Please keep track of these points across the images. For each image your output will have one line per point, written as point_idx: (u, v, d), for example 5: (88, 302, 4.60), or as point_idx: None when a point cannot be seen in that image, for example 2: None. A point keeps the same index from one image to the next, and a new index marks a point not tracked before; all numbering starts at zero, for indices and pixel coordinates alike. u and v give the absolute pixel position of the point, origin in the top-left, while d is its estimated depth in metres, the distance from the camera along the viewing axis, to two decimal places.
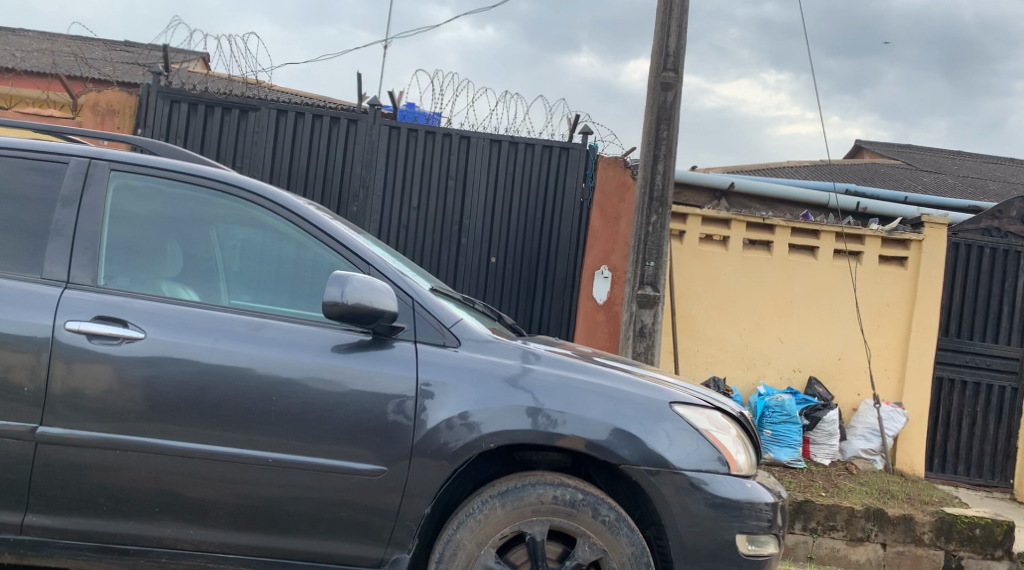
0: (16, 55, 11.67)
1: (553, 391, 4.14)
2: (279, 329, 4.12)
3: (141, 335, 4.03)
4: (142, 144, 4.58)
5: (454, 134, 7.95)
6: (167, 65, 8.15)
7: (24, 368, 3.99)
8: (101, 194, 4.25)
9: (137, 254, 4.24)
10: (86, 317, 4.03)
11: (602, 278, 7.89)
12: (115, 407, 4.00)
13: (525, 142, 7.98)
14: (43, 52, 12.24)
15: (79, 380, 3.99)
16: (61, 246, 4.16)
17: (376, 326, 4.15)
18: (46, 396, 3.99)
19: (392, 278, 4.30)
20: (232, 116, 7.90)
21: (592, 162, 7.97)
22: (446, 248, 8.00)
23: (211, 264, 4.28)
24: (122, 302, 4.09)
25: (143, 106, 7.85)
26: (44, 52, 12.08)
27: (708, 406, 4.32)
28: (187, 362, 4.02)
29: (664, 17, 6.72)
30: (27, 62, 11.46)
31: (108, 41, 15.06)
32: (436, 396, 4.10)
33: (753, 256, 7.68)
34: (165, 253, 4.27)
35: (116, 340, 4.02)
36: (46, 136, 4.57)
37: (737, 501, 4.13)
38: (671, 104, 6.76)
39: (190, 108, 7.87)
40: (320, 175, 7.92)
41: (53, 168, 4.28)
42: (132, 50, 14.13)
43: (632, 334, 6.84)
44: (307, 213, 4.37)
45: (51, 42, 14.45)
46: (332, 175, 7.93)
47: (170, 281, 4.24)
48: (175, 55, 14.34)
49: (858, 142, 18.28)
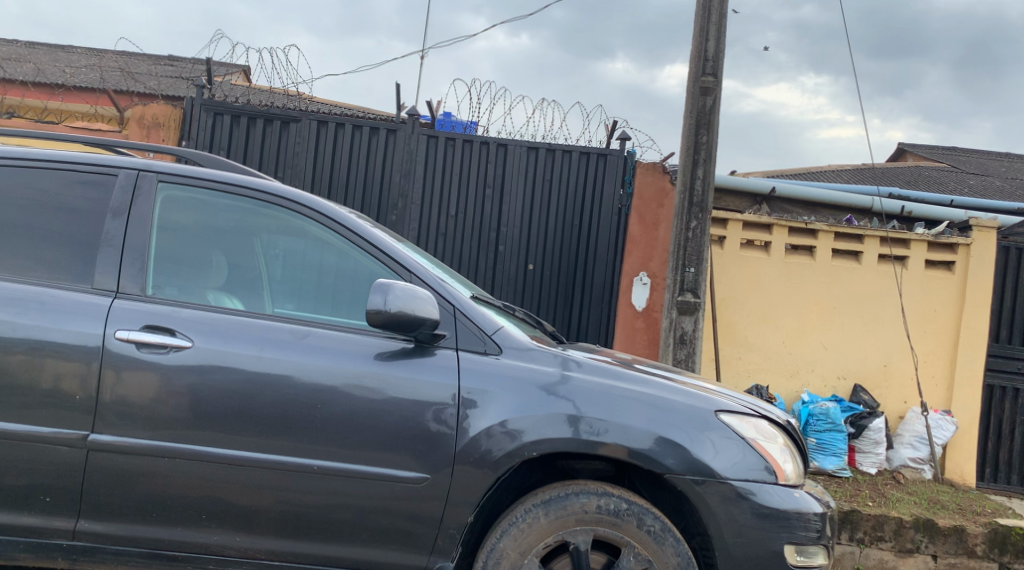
0: (65, 71, 11.89)
1: (597, 399, 4.13)
2: (323, 337, 4.15)
3: (188, 344, 4.08)
4: (187, 155, 4.63)
5: (491, 142, 7.98)
6: (210, 78, 8.26)
7: (74, 376, 4.04)
8: (149, 206, 4.31)
9: (183, 264, 4.29)
10: (135, 326, 4.09)
11: (640, 284, 7.84)
12: (163, 415, 4.04)
13: (562, 149, 7.97)
14: (91, 67, 12.48)
15: (128, 388, 4.04)
16: (110, 257, 4.22)
17: (419, 334, 4.17)
18: (97, 403, 4.04)
19: (434, 286, 4.32)
20: (273, 127, 7.98)
21: (630, 168, 7.94)
22: (484, 256, 8.01)
23: (254, 273, 4.32)
24: (170, 311, 4.14)
25: (187, 119, 7.96)
26: (91, 68, 12.29)
27: (753, 415, 4.29)
28: (231, 370, 4.06)
29: (703, 22, 6.69)
30: (76, 78, 11.67)
31: (153, 56, 15.29)
32: (479, 405, 4.10)
33: (795, 261, 7.61)
34: (210, 263, 4.32)
35: (164, 349, 4.07)
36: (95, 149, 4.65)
37: (785, 512, 4.09)
38: (710, 109, 6.72)
39: (232, 120, 7.96)
40: (360, 185, 7.98)
41: (101, 180, 4.34)
42: (177, 65, 14.34)
43: (672, 341, 6.81)
44: (348, 222, 4.39)
45: (98, 58, 14.71)
46: (372, 185, 7.98)
47: (215, 290, 4.29)
48: (218, 67, 14.54)
49: (902, 145, 18.05)
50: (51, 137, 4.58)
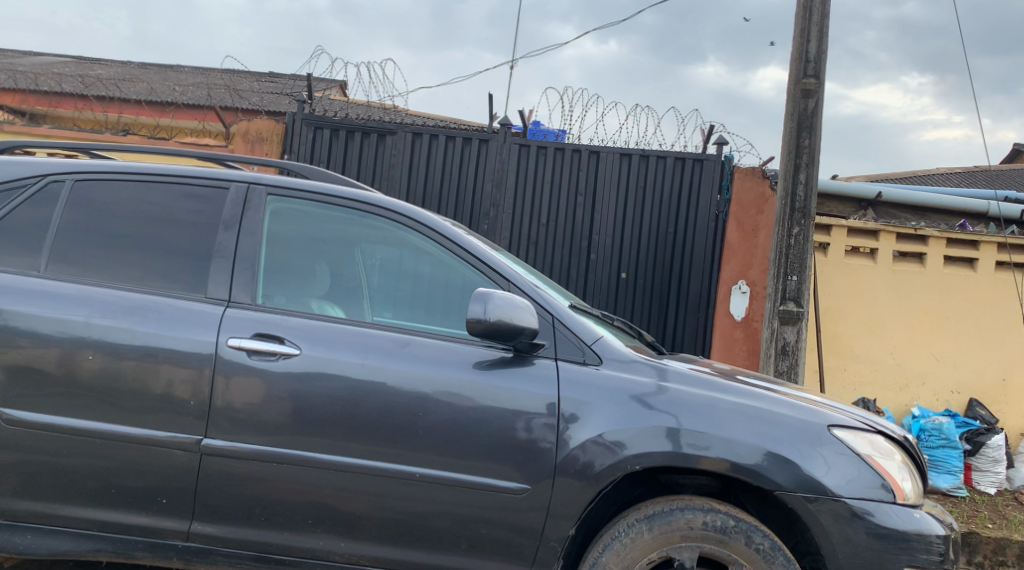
0: (174, 89, 12.30)
1: (702, 413, 4.06)
2: (425, 345, 4.18)
3: (296, 351, 4.15)
4: (291, 167, 4.72)
5: (583, 150, 7.94)
6: (310, 93, 8.43)
7: (186, 382, 4.15)
8: (259, 218, 4.41)
9: (288, 274, 4.37)
10: (246, 334, 4.18)
11: (738, 293, 7.72)
12: (271, 421, 4.12)
13: (656, 155, 7.88)
14: (198, 85, 12.87)
15: (238, 395, 4.13)
16: (222, 267, 4.33)
17: (518, 343, 4.16)
18: (210, 408, 4.14)
19: (533, 295, 4.31)
20: (370, 140, 8.10)
21: (727, 173, 7.81)
22: (576, 265, 7.97)
23: (355, 283, 4.38)
24: (278, 319, 4.23)
25: (289, 133, 8.14)
26: (199, 85, 12.67)
27: (869, 430, 4.16)
28: (335, 378, 4.12)
29: (803, 23, 6.53)
30: (184, 95, 12.06)
31: (256, 73, 15.70)
32: (582, 417, 4.07)
33: (904, 270, 7.38)
34: (313, 273, 4.40)
35: (273, 356, 4.15)
36: (206, 163, 4.78)
37: (904, 533, 3.96)
38: (812, 111, 6.57)
39: (331, 134, 8.11)
40: (454, 195, 8.03)
41: (212, 193, 4.46)
42: (278, 81, 14.70)
43: (774, 352, 6.66)
44: (447, 232, 4.43)
45: (205, 76, 15.17)
46: (465, 194, 8.02)
47: (319, 298, 4.36)
48: (317, 81, 14.86)
49: (1016, 148, 17.34)
50: (163, 153, 4.72)
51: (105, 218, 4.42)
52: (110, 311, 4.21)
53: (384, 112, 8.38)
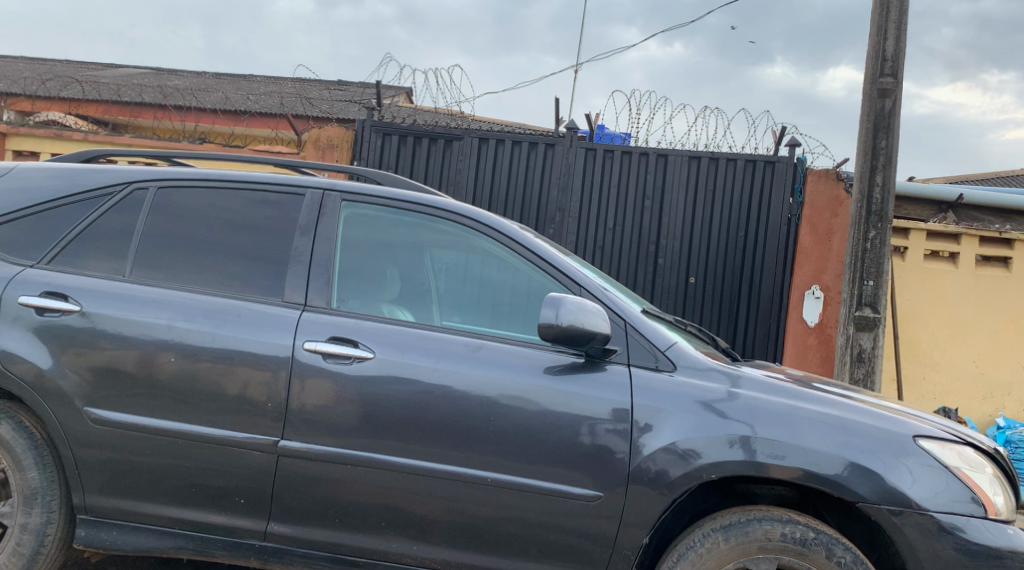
0: (247, 98, 12.53)
1: (781, 422, 4.00)
2: (496, 350, 4.19)
3: (370, 355, 4.19)
4: (364, 173, 4.76)
5: (651, 153, 7.88)
6: (379, 100, 8.52)
7: (261, 384, 4.22)
8: (334, 224, 4.46)
9: (360, 278, 4.41)
10: (322, 337, 4.23)
11: (812, 299, 7.58)
12: (344, 423, 4.16)
13: (726, 158, 7.79)
14: (271, 93, 13.09)
15: (313, 398, 4.19)
16: (298, 273, 4.39)
17: (589, 349, 4.14)
18: (285, 410, 4.20)
19: (604, 300, 4.29)
20: (437, 146, 8.16)
21: (800, 175, 7.67)
22: (642, 269, 7.92)
23: (424, 287, 4.41)
24: (352, 324, 4.27)
25: (358, 140, 8.23)
26: (271, 95, 12.89)
27: (958, 441, 4.05)
28: (408, 382, 4.15)
29: (880, 21, 6.39)
30: (257, 104, 12.28)
31: (325, 81, 15.92)
32: (658, 424, 4.04)
33: (987, 273, 7.27)
34: (383, 278, 4.43)
35: (347, 359, 4.20)
36: (281, 170, 4.86)
37: (995, 549, 3.85)
38: (889, 111, 6.43)
39: (399, 140, 8.19)
40: (520, 199, 8.03)
41: (289, 199, 4.53)
42: (347, 89, 14.88)
43: (849, 359, 6.54)
44: (519, 236, 4.44)
45: (276, 85, 15.43)
46: (531, 198, 8.01)
47: (389, 302, 4.39)
48: (384, 89, 15.04)
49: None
50: (241, 160, 4.81)
51: (186, 225, 4.52)
52: (191, 314, 4.30)
53: (451, 118, 8.44)
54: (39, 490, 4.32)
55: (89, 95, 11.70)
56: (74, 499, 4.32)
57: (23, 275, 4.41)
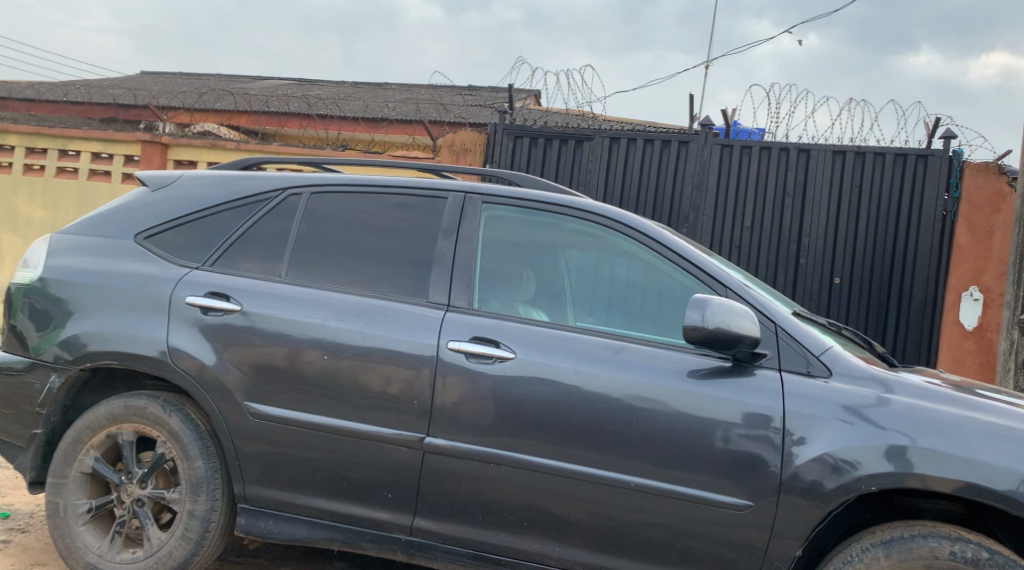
0: (384, 105, 12.82)
1: (946, 433, 3.81)
2: (638, 353, 4.14)
3: (511, 355, 4.20)
4: (505, 176, 4.78)
5: (792, 148, 7.65)
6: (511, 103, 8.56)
7: (402, 381, 4.29)
8: (474, 226, 4.51)
9: (499, 278, 4.43)
10: (465, 337, 4.28)
11: (970, 300, 7.18)
12: (484, 423, 4.19)
13: (874, 152, 7.49)
14: (407, 100, 13.33)
15: (456, 397, 4.23)
16: (441, 274, 4.44)
17: (737, 353, 4.04)
18: (431, 408, 4.26)
19: (752, 302, 4.18)
20: (569, 147, 8.13)
21: (956, 169, 7.32)
22: (783, 270, 7.69)
23: (559, 288, 4.39)
24: (494, 324, 4.29)
25: (489, 144, 8.28)
26: (407, 102, 13.15)
27: None
28: (549, 383, 4.14)
29: None
30: (394, 111, 12.55)
31: (458, 87, 16.13)
32: (812, 433, 3.91)
33: None
34: (520, 279, 4.44)
35: (489, 359, 4.22)
36: (424, 174, 4.93)
37: None
38: None
39: (531, 142, 8.20)
40: (653, 198, 7.91)
41: (432, 201, 4.60)
42: (478, 94, 15.04)
43: (1013, 364, 6.21)
44: (663, 238, 4.38)
45: (410, 92, 15.71)
46: (664, 197, 7.89)
47: (525, 303, 4.39)
48: (518, 92, 15.14)
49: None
50: (387, 166, 4.91)
51: (338, 229, 4.65)
52: (342, 314, 4.41)
53: (583, 119, 8.40)
54: (204, 479, 4.49)
55: (238, 107, 12.18)
56: (235, 488, 4.50)
57: (189, 277, 4.61)
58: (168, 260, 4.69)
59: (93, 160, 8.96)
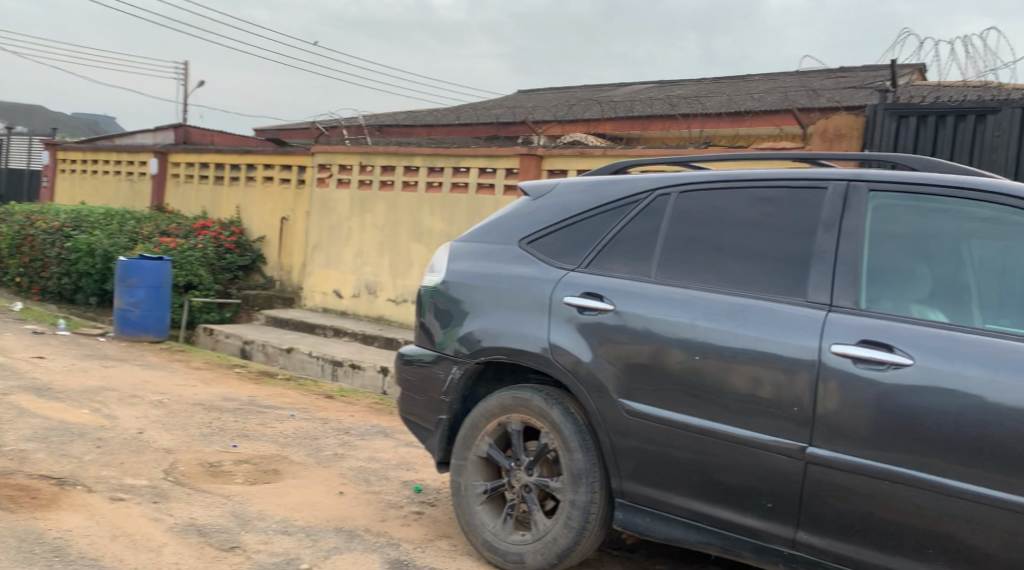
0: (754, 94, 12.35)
1: None
2: None
3: (908, 361, 3.74)
4: (896, 160, 4.29)
5: None
6: (894, 80, 7.83)
7: (773, 384, 3.99)
8: (860, 218, 4.09)
9: (888, 276, 3.97)
10: (850, 341, 3.88)
11: None
12: (875, 436, 3.77)
13: None
14: (777, 88, 12.71)
15: (842, 406, 3.84)
16: (822, 272, 4.07)
17: None
18: (812, 416, 3.91)
19: None
20: (966, 122, 7.22)
21: None
22: None
23: (962, 285, 3.84)
24: (886, 326, 3.85)
25: (869, 127, 7.65)
26: (778, 89, 12.57)
27: None
28: (955, 394, 3.63)
29: None
30: (764, 98, 12.04)
31: (833, 68, 15.19)
32: None
33: None
34: (914, 275, 3.93)
35: (881, 365, 3.79)
36: (802, 164, 4.58)
37: None
38: None
39: (919, 121, 7.42)
40: None
41: (811, 192, 4.24)
42: (855, 74, 14.06)
43: None
44: None
45: (780, 78, 15.05)
46: None
47: (919, 303, 3.89)
48: (900, 68, 13.91)
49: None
50: (762, 157, 4.61)
51: (708, 227, 4.41)
52: (714, 315, 4.18)
53: (981, 89, 7.44)
54: (584, 471, 4.46)
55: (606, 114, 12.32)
56: (612, 483, 4.42)
57: (566, 278, 4.62)
58: (546, 263, 4.74)
59: (480, 175, 9.28)
